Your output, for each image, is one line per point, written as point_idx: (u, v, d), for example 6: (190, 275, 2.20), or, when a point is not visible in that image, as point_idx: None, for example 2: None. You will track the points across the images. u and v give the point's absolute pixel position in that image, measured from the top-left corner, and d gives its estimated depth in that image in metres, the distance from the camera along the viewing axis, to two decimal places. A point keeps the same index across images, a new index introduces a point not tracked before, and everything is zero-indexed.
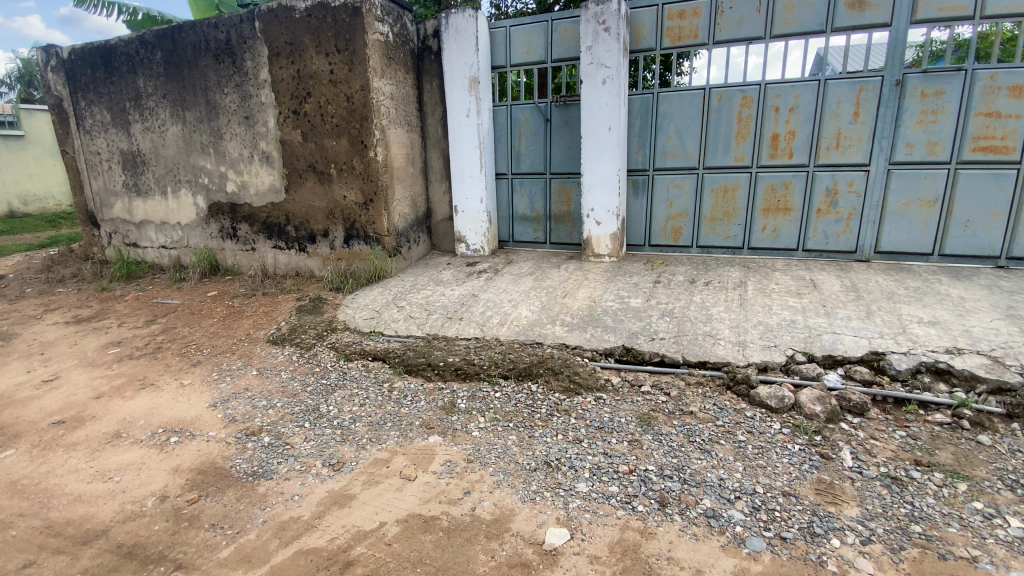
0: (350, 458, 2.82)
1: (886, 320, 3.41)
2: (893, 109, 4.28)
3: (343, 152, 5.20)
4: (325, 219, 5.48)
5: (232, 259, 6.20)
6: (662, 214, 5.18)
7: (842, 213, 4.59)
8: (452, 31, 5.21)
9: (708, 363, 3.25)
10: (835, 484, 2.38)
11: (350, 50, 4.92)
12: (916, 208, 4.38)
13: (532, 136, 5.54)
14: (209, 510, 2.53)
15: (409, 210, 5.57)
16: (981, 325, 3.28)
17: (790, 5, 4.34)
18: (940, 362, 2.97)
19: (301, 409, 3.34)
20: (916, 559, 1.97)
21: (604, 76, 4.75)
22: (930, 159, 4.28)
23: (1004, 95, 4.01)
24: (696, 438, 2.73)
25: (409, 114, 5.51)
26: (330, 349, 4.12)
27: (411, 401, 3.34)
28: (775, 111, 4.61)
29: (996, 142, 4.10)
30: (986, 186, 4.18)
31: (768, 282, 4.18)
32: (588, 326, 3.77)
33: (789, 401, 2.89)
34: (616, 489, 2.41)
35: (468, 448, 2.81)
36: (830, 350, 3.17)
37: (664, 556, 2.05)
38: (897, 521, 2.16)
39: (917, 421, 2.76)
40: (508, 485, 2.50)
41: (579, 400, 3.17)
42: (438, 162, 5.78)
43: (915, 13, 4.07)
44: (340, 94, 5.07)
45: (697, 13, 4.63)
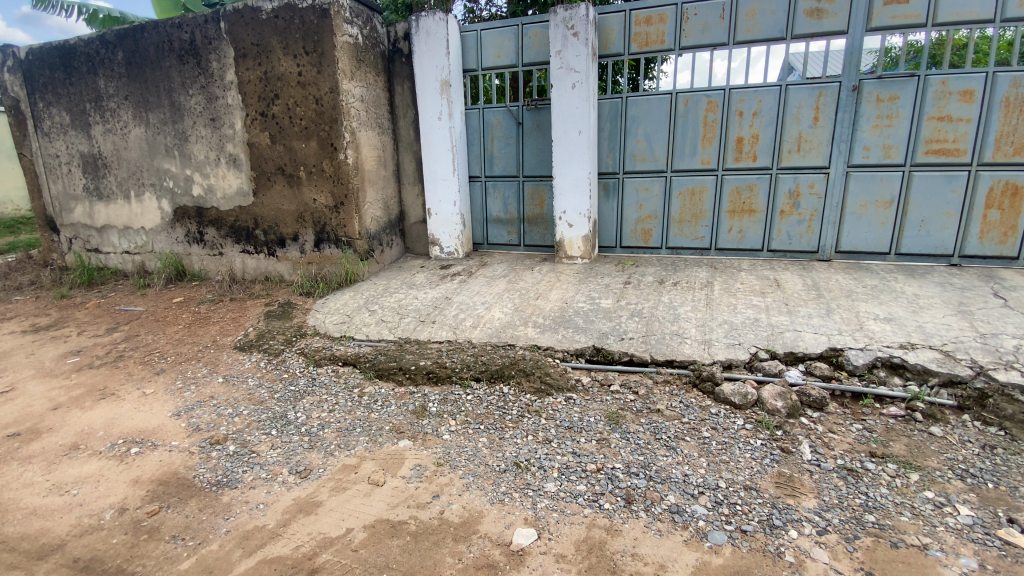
0: (318, 464, 2.78)
1: (845, 317, 3.53)
2: (851, 113, 4.43)
3: (312, 155, 5.13)
4: (295, 223, 5.40)
5: (199, 264, 6.05)
6: (632, 216, 5.26)
7: (803, 214, 4.74)
8: (423, 34, 5.20)
9: (675, 361, 3.31)
10: (794, 476, 2.45)
11: (318, 52, 4.86)
12: (874, 209, 4.55)
13: (504, 139, 5.56)
14: (170, 522, 2.46)
15: (381, 213, 5.52)
16: (934, 320, 3.43)
17: (752, 13, 4.46)
18: (895, 357, 3.08)
19: (269, 416, 3.28)
20: (870, 548, 2.05)
21: (574, 80, 4.80)
22: (885, 162, 4.45)
23: (955, 100, 4.19)
24: (662, 435, 2.78)
25: (380, 116, 5.47)
26: (299, 355, 4.05)
27: (381, 405, 3.30)
28: (739, 115, 4.73)
29: (947, 145, 4.28)
30: (939, 187, 4.36)
31: (734, 282, 4.28)
32: (560, 327, 3.80)
33: (752, 397, 2.96)
34: (583, 488, 2.44)
35: (438, 451, 2.80)
36: (792, 346, 3.27)
37: (628, 552, 2.08)
38: (852, 511, 2.23)
39: (873, 414, 2.86)
40: (477, 488, 2.50)
41: (550, 400, 3.19)
42: (411, 165, 5.75)
43: (871, 20, 4.22)
44: (308, 96, 5.00)
45: (664, 19, 4.72)
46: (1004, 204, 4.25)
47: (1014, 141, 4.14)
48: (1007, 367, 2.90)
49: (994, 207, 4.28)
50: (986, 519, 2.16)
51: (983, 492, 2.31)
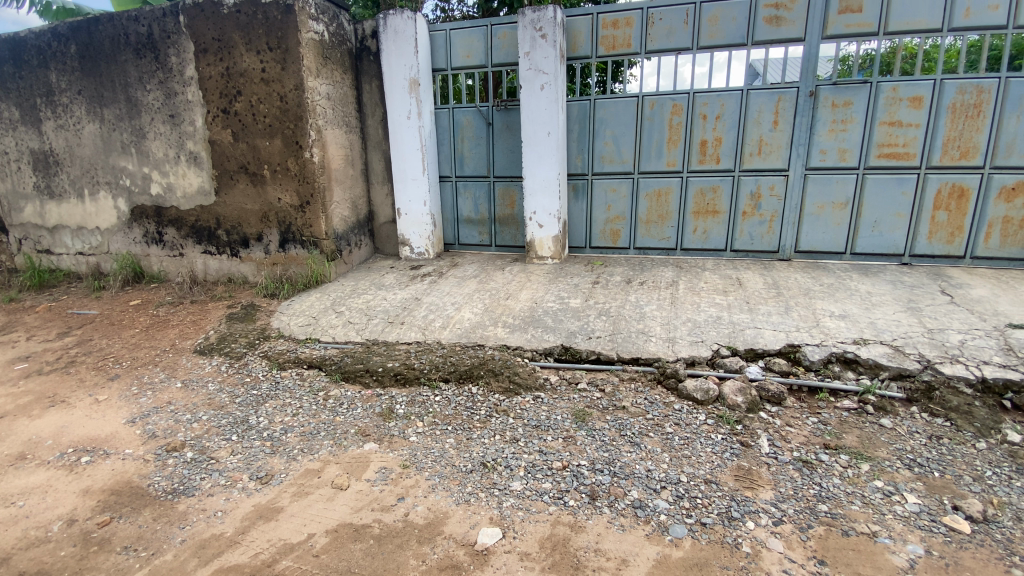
0: (279, 469, 2.71)
1: (802, 314, 3.65)
2: (808, 118, 4.59)
3: (276, 153, 5.02)
4: (259, 223, 5.26)
5: (158, 265, 5.84)
6: (601, 217, 5.33)
7: (765, 215, 4.88)
8: (390, 32, 5.15)
9: (641, 359, 3.36)
10: (753, 469, 2.52)
11: (282, 48, 4.76)
12: (830, 210, 4.73)
13: (474, 139, 5.55)
14: (123, 532, 2.37)
15: (349, 213, 5.44)
16: (885, 317, 3.58)
17: (714, 19, 4.58)
18: (849, 352, 3.20)
19: (229, 422, 3.19)
20: (822, 536, 2.12)
21: (542, 82, 4.83)
22: (841, 165, 4.62)
23: (905, 106, 4.38)
24: (627, 432, 2.82)
25: (348, 114, 5.39)
26: (262, 358, 3.95)
27: (347, 409, 3.25)
28: (703, 119, 4.84)
29: (898, 149, 4.47)
30: (891, 190, 4.55)
31: (698, 281, 4.38)
32: (529, 327, 3.81)
33: (714, 393, 3.03)
34: (549, 486, 2.45)
35: (404, 453, 2.77)
36: (752, 344, 3.36)
37: (591, 548, 2.10)
38: (806, 501, 2.31)
39: (828, 407, 2.96)
40: (443, 489, 2.48)
41: (518, 400, 3.19)
42: (380, 165, 5.68)
43: (826, 28, 4.38)
44: (272, 93, 4.89)
45: (630, 23, 4.79)
46: (951, 206, 4.46)
47: (960, 145, 4.35)
48: (952, 362, 3.05)
49: (942, 209, 4.49)
50: (931, 507, 2.27)
51: (929, 480, 2.42)
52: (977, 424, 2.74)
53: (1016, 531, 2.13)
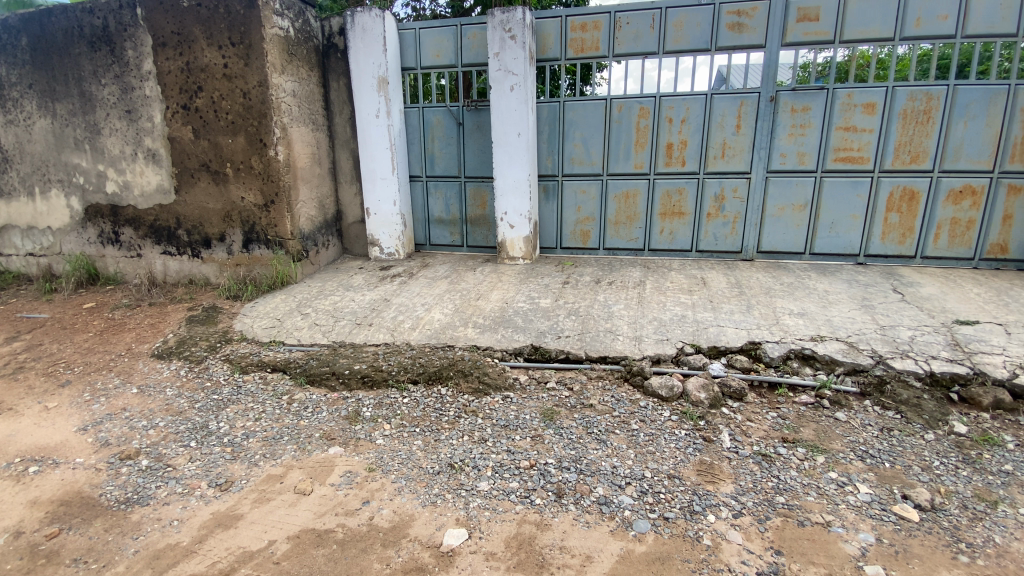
0: (240, 476, 2.64)
1: (763, 313, 3.77)
2: (769, 123, 4.73)
3: (239, 151, 4.88)
4: (222, 222, 5.11)
5: (115, 266, 5.60)
6: (571, 218, 5.39)
7: (728, 216, 5.02)
8: (358, 30, 5.08)
9: (608, 357, 3.40)
10: (715, 463, 2.58)
11: (245, 43, 4.63)
12: (790, 212, 4.89)
13: (444, 139, 5.52)
14: (72, 544, 2.27)
15: (316, 212, 5.34)
16: (841, 314, 3.72)
17: (679, 24, 4.68)
18: (806, 348, 3.32)
19: (188, 427, 3.09)
20: (779, 527, 2.19)
21: (512, 83, 4.85)
22: (800, 168, 4.78)
23: (859, 112, 4.56)
24: (594, 429, 2.85)
25: (314, 112, 5.29)
26: (224, 362, 3.84)
27: (312, 412, 3.18)
28: (669, 122, 4.94)
29: (853, 153, 4.65)
30: (846, 193, 4.74)
31: (664, 281, 4.47)
32: (499, 327, 3.81)
33: (678, 390, 3.09)
34: (516, 485, 2.46)
35: (370, 457, 2.73)
36: (715, 341, 3.44)
37: (557, 545, 2.12)
38: (765, 493, 2.38)
39: (787, 402, 3.06)
40: (409, 491, 2.46)
41: (487, 400, 3.19)
42: (348, 164, 5.59)
43: (786, 36, 4.53)
44: (235, 89, 4.76)
45: (598, 26, 4.85)
46: (902, 208, 4.67)
47: (911, 150, 4.55)
48: (902, 357, 3.19)
49: (894, 211, 4.69)
50: (882, 496, 2.37)
51: (881, 471, 2.52)
52: (925, 416, 2.87)
53: (961, 518, 2.24)
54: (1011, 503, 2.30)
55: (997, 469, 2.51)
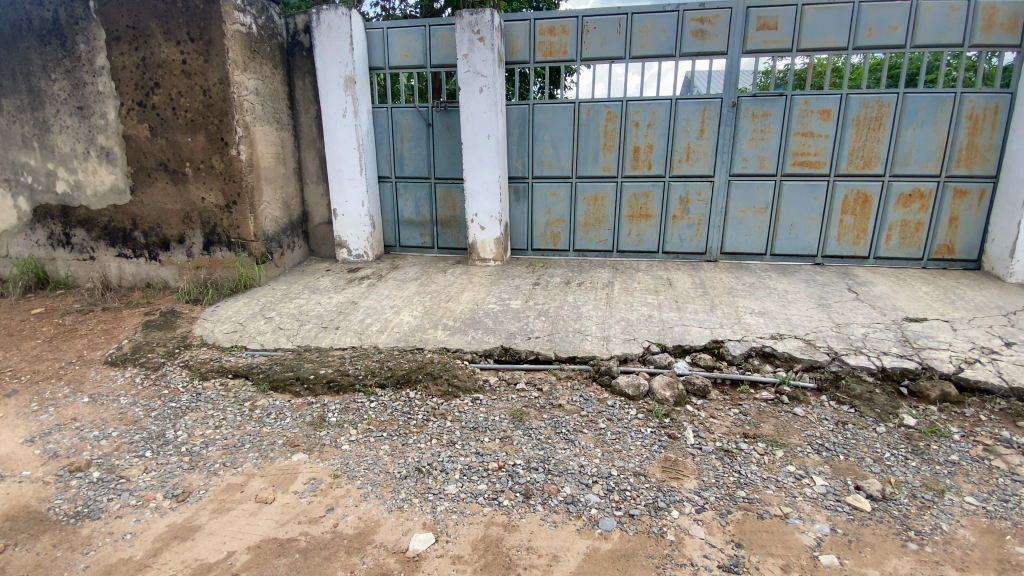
0: (198, 486, 2.55)
1: (726, 312, 3.87)
2: (731, 127, 4.86)
3: (199, 150, 4.73)
4: (181, 224, 4.94)
5: (65, 270, 5.34)
6: (542, 220, 5.43)
7: (693, 219, 5.14)
8: (324, 28, 5.00)
9: (577, 357, 3.44)
10: (679, 460, 2.63)
11: (205, 39, 4.50)
12: (751, 214, 5.04)
13: (413, 139, 5.47)
14: (16, 562, 2.15)
15: (281, 213, 5.21)
16: (799, 313, 3.85)
17: (645, 30, 4.77)
18: (766, 346, 3.42)
19: (143, 437, 2.97)
20: (740, 521, 2.25)
21: (480, 84, 4.85)
22: (760, 172, 4.94)
23: (815, 118, 4.74)
24: (562, 429, 2.87)
25: (278, 111, 5.17)
26: (182, 368, 3.70)
27: (275, 419, 3.10)
28: (635, 126, 5.03)
29: (810, 158, 4.83)
30: (804, 196, 4.91)
31: (632, 282, 4.55)
32: (469, 329, 3.80)
33: (644, 388, 3.15)
34: (484, 487, 2.45)
35: (336, 463, 2.68)
36: (679, 340, 3.52)
37: (524, 546, 2.12)
38: (726, 488, 2.44)
39: (748, 398, 3.14)
40: (375, 497, 2.42)
41: (456, 402, 3.17)
42: (314, 164, 5.48)
43: (746, 43, 4.67)
44: (194, 86, 4.61)
45: (566, 30, 4.90)
46: (856, 210, 4.87)
47: (864, 155, 4.75)
48: (856, 353, 3.33)
49: (849, 213, 4.89)
50: (837, 487, 2.46)
51: (836, 463, 2.62)
52: (877, 410, 3.00)
53: (910, 507, 2.34)
54: (957, 491, 2.43)
55: (944, 460, 2.65)
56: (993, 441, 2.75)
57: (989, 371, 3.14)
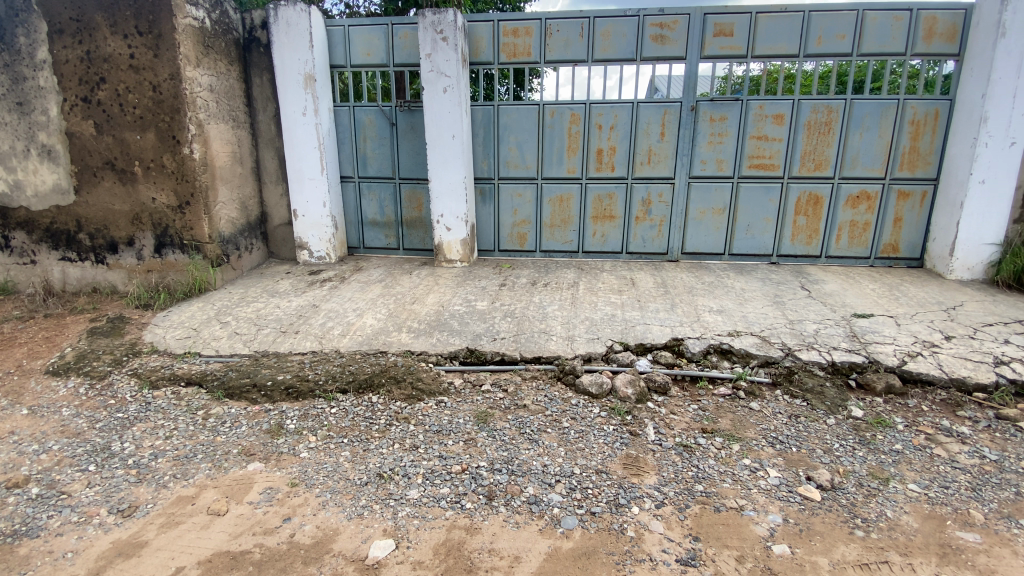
0: (145, 500, 2.44)
1: (686, 310, 3.98)
2: (690, 130, 4.98)
3: (149, 148, 4.53)
4: (130, 225, 4.72)
5: (3, 275, 5.02)
6: (508, 221, 5.45)
7: (655, 220, 5.25)
8: (282, 24, 4.87)
9: (542, 358, 3.45)
10: (640, 457, 2.68)
11: (154, 33, 4.31)
12: (710, 215, 5.18)
13: (377, 139, 5.39)
14: None
15: (237, 214, 5.05)
16: (755, 311, 3.99)
17: (607, 34, 4.84)
18: (724, 343, 3.53)
19: (87, 450, 2.82)
20: (697, 514, 2.31)
21: (444, 84, 4.82)
22: (718, 174, 5.08)
23: (769, 122, 4.91)
24: (527, 429, 2.89)
25: (234, 109, 5.00)
26: (131, 377, 3.54)
27: (230, 427, 2.99)
28: (598, 128, 5.10)
29: (765, 160, 5.00)
30: (760, 198, 5.08)
31: (597, 282, 4.61)
32: (434, 331, 3.78)
33: (607, 387, 3.20)
34: (446, 490, 2.43)
35: (293, 471, 2.61)
36: (641, 339, 3.59)
37: (485, 549, 2.12)
38: (685, 483, 2.50)
39: (706, 394, 3.22)
40: (334, 505, 2.37)
41: (420, 405, 3.13)
42: (273, 163, 5.33)
43: (704, 49, 4.80)
44: (143, 82, 4.41)
45: (529, 32, 4.93)
46: (808, 211, 5.07)
47: (815, 158, 4.95)
48: (808, 349, 3.47)
49: (801, 214, 5.08)
50: (790, 479, 2.55)
51: (789, 455, 2.72)
52: (828, 402, 3.12)
53: (857, 495, 2.46)
54: (901, 479, 2.56)
55: (888, 449, 2.78)
56: (934, 430, 2.91)
57: (930, 363, 3.32)
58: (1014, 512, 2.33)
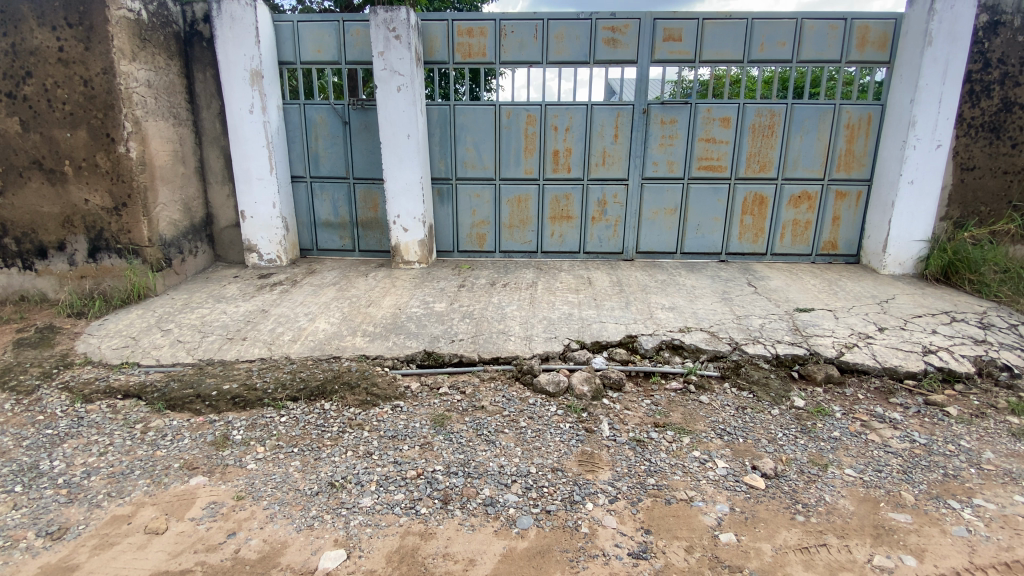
0: (77, 521, 2.30)
1: (640, 308, 4.08)
2: (642, 133, 5.11)
3: (81, 146, 4.25)
4: (60, 228, 4.42)
5: None
6: (467, 222, 5.43)
7: (610, 220, 5.35)
8: (226, 19, 4.68)
9: (500, 358, 3.46)
10: (595, 453, 2.73)
11: (85, 25, 4.06)
12: (663, 215, 5.32)
13: (329, 138, 5.26)
14: None
15: (180, 216, 4.82)
16: (704, 307, 4.13)
17: (561, 36, 4.90)
18: (675, 339, 3.64)
19: (12, 470, 2.63)
20: (649, 508, 2.37)
21: (398, 83, 4.74)
22: (670, 176, 5.22)
23: (717, 125, 5.09)
24: (484, 431, 2.88)
25: (175, 105, 4.77)
26: (62, 391, 3.32)
27: (171, 441, 2.85)
28: (554, 130, 5.15)
29: (713, 162, 5.18)
30: (709, 198, 5.26)
31: (555, 282, 4.66)
32: (390, 334, 3.72)
33: (564, 385, 3.24)
34: (401, 497, 2.40)
35: (240, 484, 2.51)
36: (597, 337, 3.66)
37: (440, 553, 2.11)
38: (638, 477, 2.57)
39: (659, 389, 3.32)
40: (283, 517, 2.30)
41: (375, 411, 3.08)
42: (218, 163, 5.12)
43: (654, 53, 4.92)
44: (73, 76, 4.14)
45: (483, 32, 4.92)
46: (754, 211, 5.29)
47: (759, 160, 5.16)
48: (754, 343, 3.62)
49: (748, 214, 5.30)
50: (736, 469, 2.66)
51: (736, 446, 2.83)
52: (772, 394, 3.27)
53: (799, 482, 2.58)
54: (838, 465, 2.71)
55: (828, 436, 2.93)
56: (869, 417, 3.10)
57: (865, 354, 3.52)
58: (941, 493, 2.51)
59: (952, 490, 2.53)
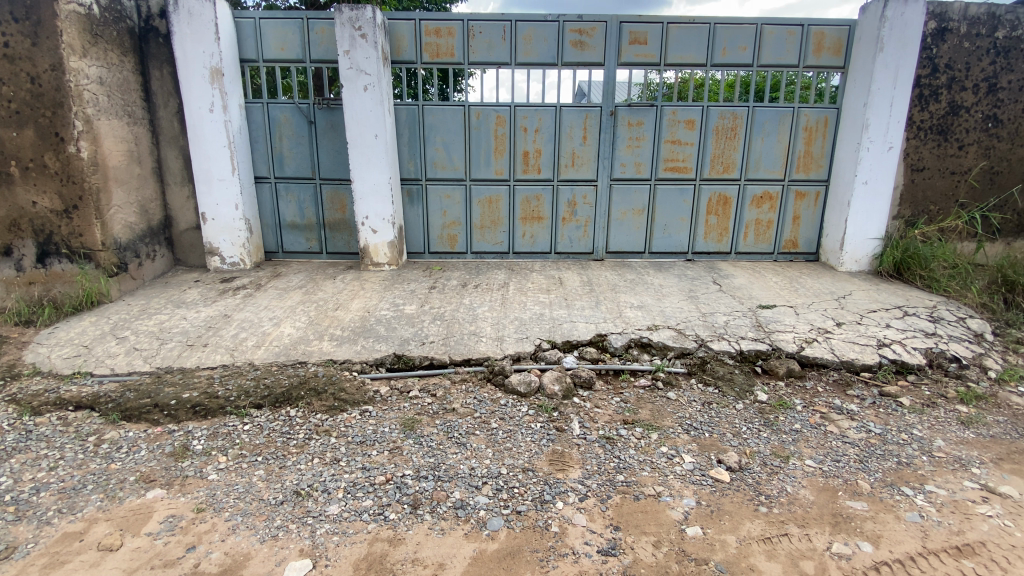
0: (24, 539, 2.18)
1: (609, 307, 4.13)
2: (610, 135, 5.18)
3: (28, 146, 4.03)
4: (5, 233, 4.16)
5: None
6: (437, 223, 5.40)
7: (580, 221, 5.40)
8: (184, 14, 4.53)
9: (471, 359, 3.45)
10: (565, 452, 2.75)
11: (32, 19, 3.86)
12: (631, 216, 5.41)
13: (294, 138, 5.14)
14: None
15: (136, 218, 4.64)
16: (671, 305, 4.21)
17: (528, 38, 4.92)
18: (644, 337, 3.70)
19: None
20: (618, 505, 2.41)
21: (364, 83, 4.68)
22: (638, 177, 5.31)
23: (682, 127, 5.19)
24: (454, 433, 2.87)
25: (130, 104, 4.59)
26: (7, 403, 3.14)
27: (127, 453, 2.74)
28: (523, 131, 5.17)
29: (679, 164, 5.28)
30: (676, 199, 5.37)
31: (526, 282, 4.67)
32: (359, 338, 3.67)
33: (535, 385, 3.25)
34: (369, 503, 2.37)
35: (200, 495, 2.44)
36: (568, 336, 3.69)
37: (409, 559, 2.09)
38: (607, 474, 2.60)
39: (628, 386, 3.37)
40: (245, 528, 2.24)
41: (343, 416, 3.02)
42: (176, 163, 4.94)
43: (621, 56, 4.99)
44: (18, 72, 3.92)
45: (451, 33, 4.90)
46: (719, 211, 5.42)
47: (723, 161, 5.30)
48: (719, 339, 3.71)
49: (713, 214, 5.43)
50: (702, 463, 2.72)
51: (702, 441, 2.89)
52: (736, 388, 3.36)
53: (762, 474, 2.66)
54: (799, 456, 2.80)
55: (789, 429, 3.03)
56: (827, 409, 3.21)
57: (824, 348, 3.66)
58: (895, 480, 2.62)
59: (905, 477, 2.65)
